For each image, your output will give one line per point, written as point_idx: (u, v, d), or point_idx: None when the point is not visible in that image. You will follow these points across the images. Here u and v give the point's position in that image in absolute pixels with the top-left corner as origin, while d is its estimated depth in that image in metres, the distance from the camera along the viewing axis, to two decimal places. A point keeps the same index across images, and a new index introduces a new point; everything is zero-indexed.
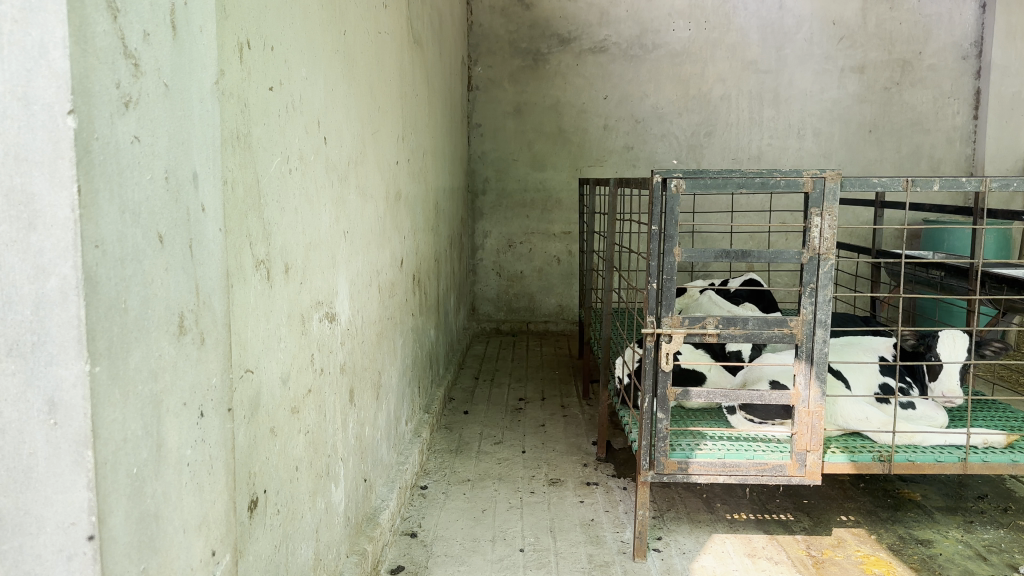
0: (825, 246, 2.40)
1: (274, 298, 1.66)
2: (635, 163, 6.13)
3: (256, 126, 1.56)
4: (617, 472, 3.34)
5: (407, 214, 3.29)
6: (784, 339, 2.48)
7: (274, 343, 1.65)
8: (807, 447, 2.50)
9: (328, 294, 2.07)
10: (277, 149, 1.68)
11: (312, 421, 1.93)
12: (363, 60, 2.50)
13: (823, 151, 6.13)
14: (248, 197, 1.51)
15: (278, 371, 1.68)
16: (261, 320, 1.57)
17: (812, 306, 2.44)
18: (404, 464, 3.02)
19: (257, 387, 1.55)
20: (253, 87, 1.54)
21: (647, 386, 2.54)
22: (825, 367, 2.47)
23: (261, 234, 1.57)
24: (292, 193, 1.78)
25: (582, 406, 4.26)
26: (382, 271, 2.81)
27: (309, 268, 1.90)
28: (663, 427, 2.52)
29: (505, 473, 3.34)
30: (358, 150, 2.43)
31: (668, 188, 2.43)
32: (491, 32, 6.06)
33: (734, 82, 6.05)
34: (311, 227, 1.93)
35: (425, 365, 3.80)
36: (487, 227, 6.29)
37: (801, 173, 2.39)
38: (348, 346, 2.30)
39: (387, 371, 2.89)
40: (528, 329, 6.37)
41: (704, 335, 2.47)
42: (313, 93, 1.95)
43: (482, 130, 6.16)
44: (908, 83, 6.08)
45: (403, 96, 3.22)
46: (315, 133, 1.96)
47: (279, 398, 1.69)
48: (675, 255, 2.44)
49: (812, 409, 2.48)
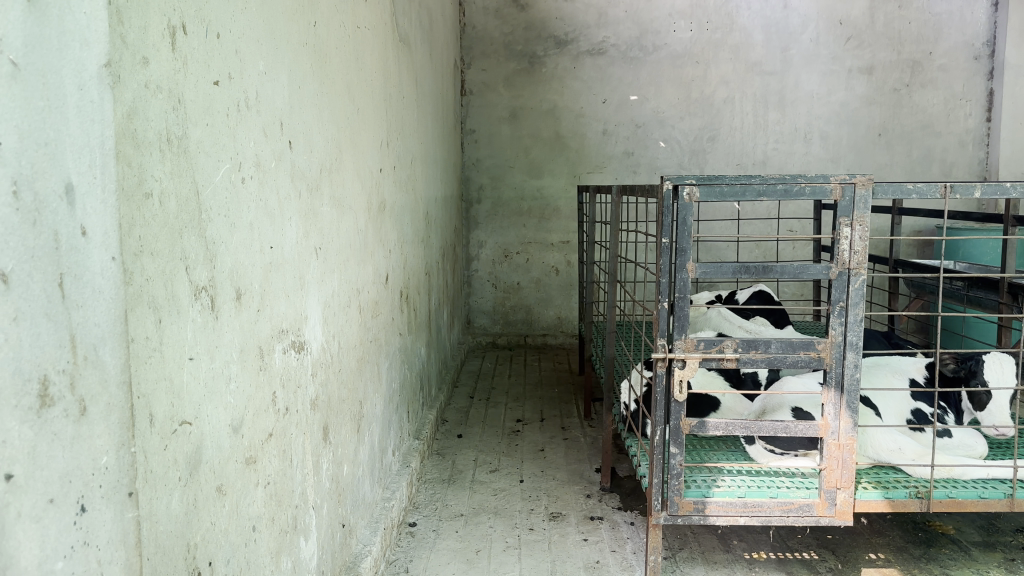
0: (856, 260, 2.15)
1: (222, 332, 1.40)
2: (636, 169, 5.88)
3: (196, 127, 1.31)
4: (623, 504, 3.07)
5: (392, 226, 3.02)
6: (811, 363, 2.22)
7: (221, 386, 1.40)
8: (837, 484, 2.23)
9: (295, 321, 1.81)
10: (224, 154, 1.42)
11: (275, 469, 1.67)
12: (338, 57, 2.24)
13: (830, 155, 5.89)
14: (184, 212, 1.26)
15: (228, 419, 1.43)
16: (203, 360, 1.32)
17: (842, 327, 2.19)
18: (390, 500, 2.75)
19: (197, 440, 1.30)
20: (189, 79, 1.29)
21: (658, 416, 2.28)
22: (857, 395, 2.21)
23: (202, 256, 1.33)
24: (248, 204, 1.53)
25: (584, 428, 4.00)
26: (364, 290, 2.54)
27: (269, 293, 1.64)
28: (677, 463, 2.26)
29: (501, 507, 3.06)
30: (331, 154, 2.16)
31: (679, 196, 2.16)
32: (485, 34, 5.81)
33: (738, 84, 5.81)
34: (273, 244, 1.67)
35: (415, 388, 3.53)
36: (483, 237, 6.03)
37: (828, 179, 2.13)
38: (321, 377, 2.03)
39: (370, 401, 2.62)
40: (526, 343, 6.11)
41: (721, 360, 2.21)
42: (274, 90, 1.69)
43: (476, 135, 5.91)
44: (918, 84, 5.84)
45: (387, 98, 2.96)
46: (277, 136, 1.71)
47: (228, 451, 1.43)
48: (689, 272, 2.18)
49: (843, 442, 2.22)
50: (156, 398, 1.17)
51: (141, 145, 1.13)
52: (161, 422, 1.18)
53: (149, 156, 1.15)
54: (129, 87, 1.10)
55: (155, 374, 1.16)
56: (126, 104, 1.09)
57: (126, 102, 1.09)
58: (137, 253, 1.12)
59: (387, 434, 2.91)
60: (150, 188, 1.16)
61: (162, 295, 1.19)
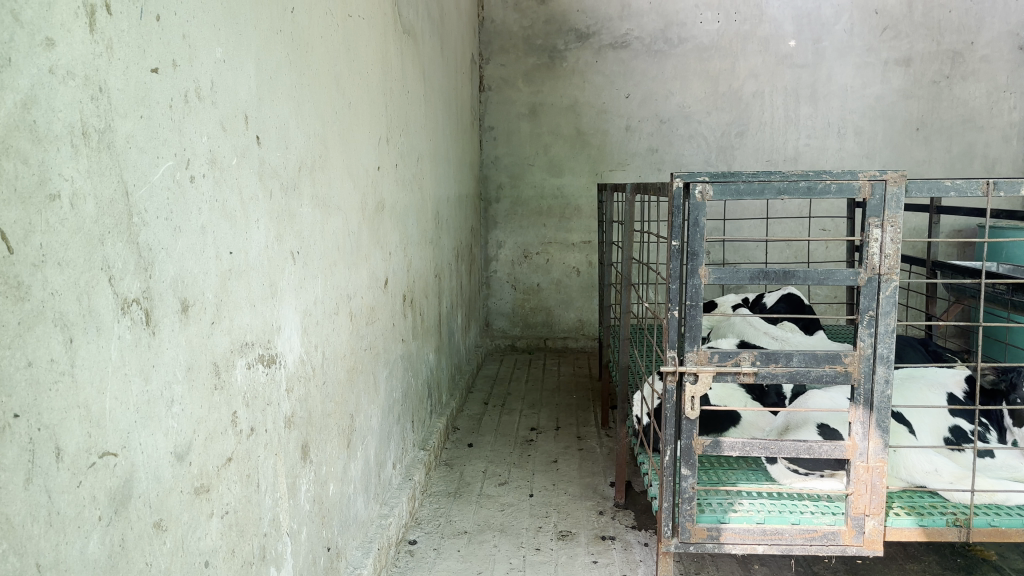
0: (887, 264, 1.95)
1: (161, 350, 1.25)
2: (660, 166, 5.68)
3: (125, 120, 1.16)
4: (637, 522, 2.89)
5: (393, 227, 2.87)
6: (837, 378, 2.02)
7: (160, 410, 1.24)
8: (865, 511, 2.03)
9: (263, 332, 1.66)
10: (165, 150, 1.27)
11: (236, 496, 1.52)
12: (324, 47, 2.09)
13: (865, 151, 5.64)
14: (107, 216, 1.11)
15: (169, 446, 1.28)
16: (134, 382, 1.17)
17: (871, 339, 1.98)
18: (387, 517, 2.60)
19: (127, 473, 1.15)
20: (117, 64, 1.14)
21: (668, 434, 2.09)
22: (888, 413, 2.00)
23: (134, 265, 1.18)
24: (198, 206, 1.38)
25: (601, 438, 3.82)
26: (356, 296, 2.38)
27: (227, 302, 1.49)
28: (689, 486, 2.07)
29: (508, 524, 2.89)
30: (314, 150, 2.01)
31: (691, 194, 1.97)
32: (505, 29, 5.65)
33: (767, 77, 5.58)
34: (233, 249, 1.51)
35: (422, 396, 3.39)
36: (502, 237, 5.87)
37: (856, 175, 1.94)
38: (299, 392, 1.87)
39: (364, 413, 2.46)
40: (546, 346, 5.94)
41: (738, 375, 2.02)
42: (235, 81, 1.54)
43: (495, 132, 5.75)
44: (959, 76, 5.55)
45: (387, 93, 2.81)
46: (240, 131, 1.56)
47: (170, 482, 1.28)
48: (701, 277, 1.98)
49: (872, 465, 2.02)
50: (65, 428, 1.02)
51: (44, 139, 0.99)
52: (73, 456, 1.03)
53: (55, 151, 1.00)
54: (26, 72, 0.95)
55: (63, 403, 1.02)
56: (22, 91, 0.94)
57: (21, 89, 0.94)
58: (38, 264, 0.97)
59: (386, 447, 2.75)
60: (58, 188, 1.01)
61: (74, 312, 1.04)
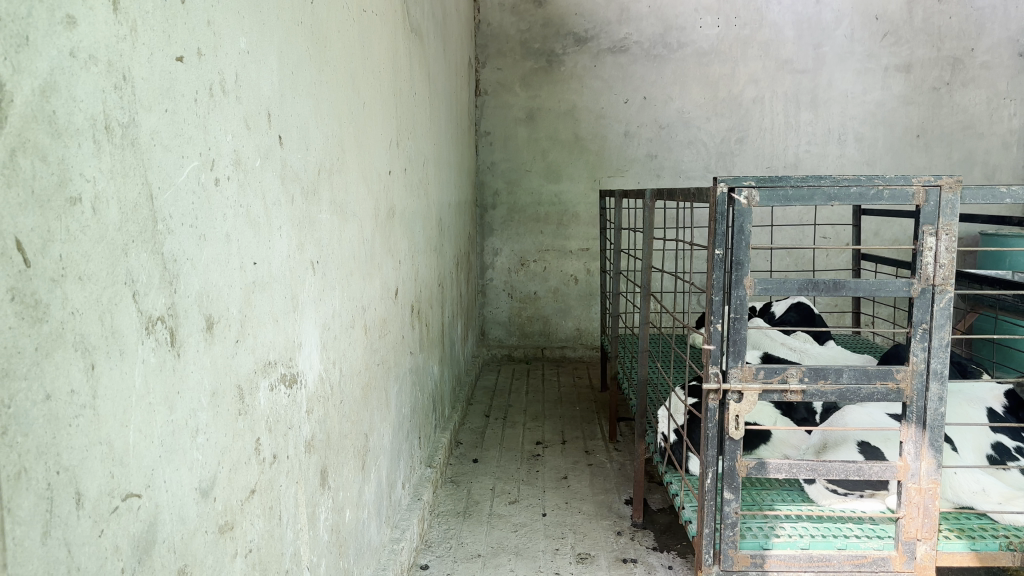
0: (942, 274, 1.84)
1: (185, 375, 1.11)
2: (659, 173, 5.59)
3: (149, 114, 1.02)
4: (658, 543, 2.77)
5: (402, 234, 2.73)
6: (888, 396, 1.92)
7: (185, 442, 1.11)
8: (917, 536, 1.93)
9: (285, 350, 1.52)
10: (191, 149, 1.14)
11: (259, 533, 1.38)
12: (341, 42, 1.96)
13: (865, 158, 5.58)
14: (130, 222, 0.97)
15: (193, 481, 1.14)
16: (158, 413, 1.03)
17: (925, 354, 1.88)
18: (399, 542, 2.46)
19: (150, 516, 1.01)
20: (141, 49, 1.00)
21: (710, 456, 1.98)
22: (941, 433, 1.90)
23: (158, 278, 1.04)
24: (223, 212, 1.24)
25: (610, 452, 3.69)
26: (369, 307, 2.24)
27: (251, 318, 1.35)
28: (732, 510, 1.96)
29: (523, 546, 2.76)
30: (332, 152, 1.87)
31: (736, 201, 1.87)
32: (501, 32, 5.52)
33: (768, 83, 5.50)
34: (257, 258, 1.38)
35: (427, 411, 3.25)
36: (497, 244, 5.74)
37: (909, 180, 1.83)
38: (318, 414, 1.73)
39: (377, 431, 2.33)
40: (543, 356, 5.82)
41: (785, 393, 1.92)
42: (258, 76, 1.40)
43: (491, 138, 5.62)
44: (959, 82, 5.51)
45: (397, 94, 2.67)
46: (263, 130, 1.42)
47: (195, 523, 1.14)
48: (747, 288, 1.88)
49: (924, 486, 1.91)
50: (87, 469, 0.88)
51: (65, 133, 0.85)
52: (94, 502, 0.89)
53: (75, 147, 0.87)
54: (45, 53, 0.81)
55: (83, 440, 0.87)
56: (41, 76, 0.81)
57: (40, 74, 0.80)
58: (58, 279, 0.83)
59: (396, 465, 2.61)
60: (78, 190, 0.87)
61: (95, 334, 0.90)
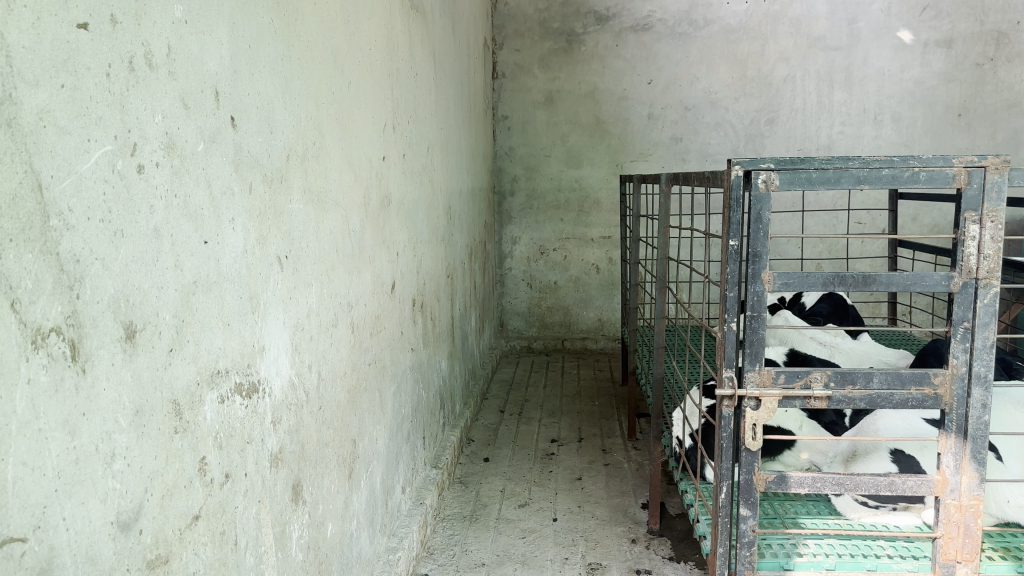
0: (986, 267, 1.64)
1: (95, 393, 0.96)
2: (684, 156, 5.37)
3: (35, 88, 0.86)
4: (675, 553, 2.59)
5: (400, 225, 2.57)
6: (925, 402, 1.72)
7: (93, 471, 0.95)
8: (957, 558, 1.75)
9: (241, 355, 1.37)
10: (103, 132, 0.98)
11: (206, 562, 1.23)
12: (317, 15, 1.79)
13: (903, 139, 5.31)
14: (6, 218, 0.82)
15: (110, 514, 0.99)
16: (53, 440, 0.89)
17: (966, 356, 1.68)
18: (395, 552, 2.30)
19: (42, 562, 0.86)
20: (21, 13, 0.85)
21: (723, 467, 1.81)
22: (985, 443, 1.70)
23: (52, 282, 0.89)
24: (150, 203, 1.08)
25: (628, 451, 3.52)
26: (357, 304, 2.08)
27: (192, 322, 1.19)
28: (749, 529, 1.79)
29: (531, 555, 2.60)
30: (307, 136, 1.71)
31: (754, 185, 1.68)
32: (519, 12, 5.32)
33: (799, 61, 5.25)
34: (201, 256, 1.22)
35: (434, 408, 3.10)
36: (517, 232, 5.58)
37: (950, 160, 1.62)
38: (289, 423, 1.58)
39: (368, 437, 2.17)
40: (564, 348, 5.64)
41: (808, 400, 1.73)
42: (203, 49, 1.24)
43: (509, 122, 5.44)
44: (1004, 58, 5.21)
45: (393, 75, 2.51)
46: (209, 110, 1.26)
47: (111, 562, 0.99)
48: (765, 283, 1.69)
49: (965, 504, 1.72)
50: None
51: None
52: None
53: None
54: None
55: None
56: None
57: None
58: None
59: (395, 470, 2.46)
60: None
61: None
